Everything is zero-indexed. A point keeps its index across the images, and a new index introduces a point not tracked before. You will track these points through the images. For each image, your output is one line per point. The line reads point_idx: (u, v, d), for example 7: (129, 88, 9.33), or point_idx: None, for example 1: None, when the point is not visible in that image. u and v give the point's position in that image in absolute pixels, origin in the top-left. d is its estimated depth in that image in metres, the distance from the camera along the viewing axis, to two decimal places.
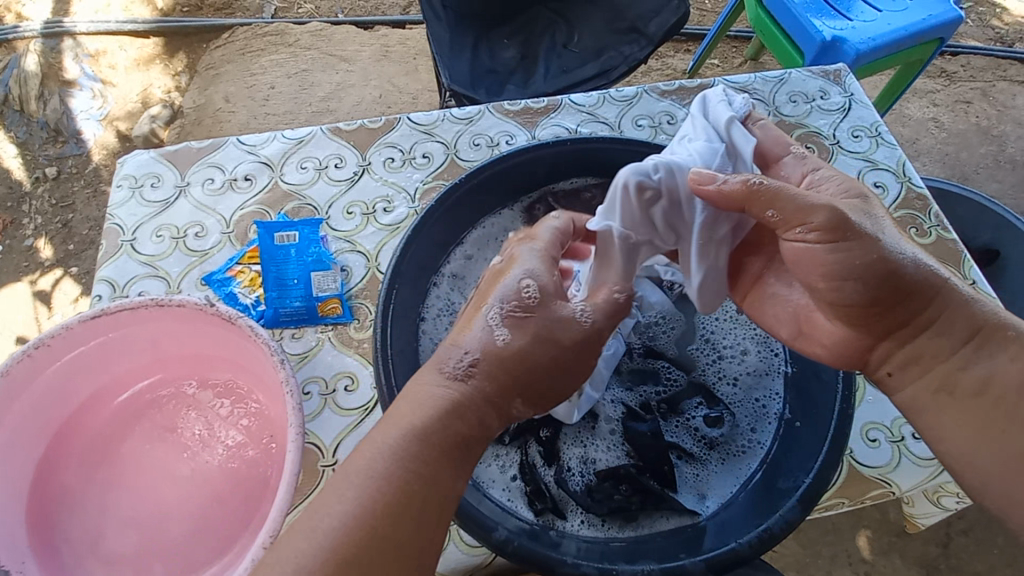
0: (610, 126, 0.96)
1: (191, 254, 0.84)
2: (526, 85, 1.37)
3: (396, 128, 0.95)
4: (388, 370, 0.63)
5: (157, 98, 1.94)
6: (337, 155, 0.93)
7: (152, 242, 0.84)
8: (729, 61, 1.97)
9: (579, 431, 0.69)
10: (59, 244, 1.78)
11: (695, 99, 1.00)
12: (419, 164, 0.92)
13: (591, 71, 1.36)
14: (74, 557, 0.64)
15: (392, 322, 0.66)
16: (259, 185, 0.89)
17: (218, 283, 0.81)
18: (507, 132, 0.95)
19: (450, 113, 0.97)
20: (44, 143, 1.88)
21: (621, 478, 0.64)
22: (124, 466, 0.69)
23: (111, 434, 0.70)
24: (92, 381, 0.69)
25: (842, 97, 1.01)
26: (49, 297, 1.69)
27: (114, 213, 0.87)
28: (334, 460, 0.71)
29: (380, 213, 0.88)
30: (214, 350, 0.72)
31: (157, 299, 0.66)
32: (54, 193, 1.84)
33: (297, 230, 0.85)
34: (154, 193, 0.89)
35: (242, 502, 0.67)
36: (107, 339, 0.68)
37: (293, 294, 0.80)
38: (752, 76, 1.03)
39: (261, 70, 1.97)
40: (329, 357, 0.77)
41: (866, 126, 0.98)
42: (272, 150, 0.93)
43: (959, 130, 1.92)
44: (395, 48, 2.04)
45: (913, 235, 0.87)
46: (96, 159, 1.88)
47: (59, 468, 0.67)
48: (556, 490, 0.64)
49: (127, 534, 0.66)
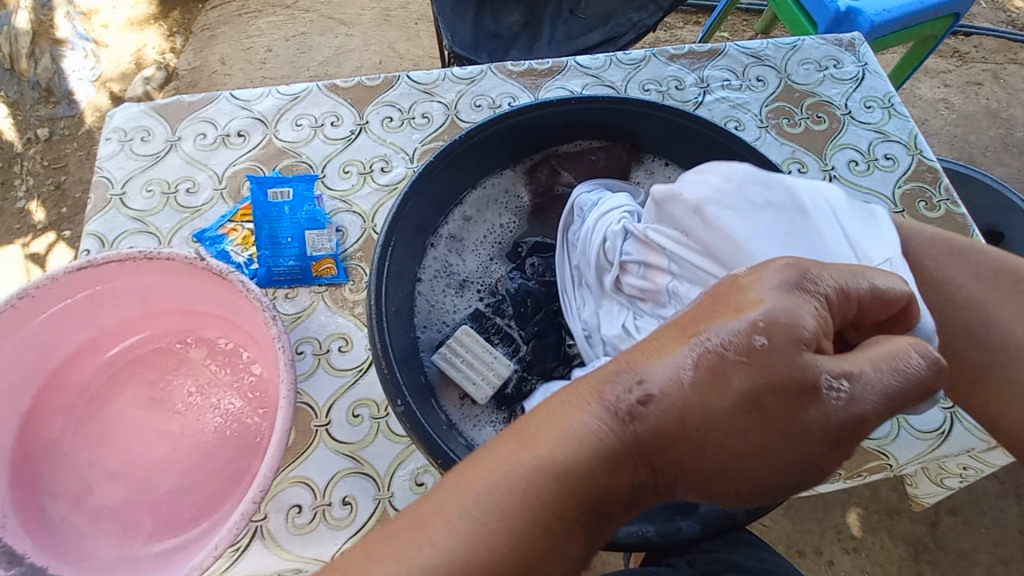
0: (616, 90, 0.94)
1: (182, 209, 0.82)
2: (530, 51, 1.34)
3: (394, 87, 0.92)
4: (381, 329, 0.61)
5: (151, 59, 1.89)
6: (333, 112, 0.90)
7: (142, 196, 0.82)
8: (739, 34, 1.93)
9: None
10: (53, 207, 1.75)
11: (705, 65, 0.97)
12: (418, 124, 0.89)
13: (598, 38, 1.33)
14: (61, 511, 0.63)
15: (388, 275, 0.64)
16: (253, 142, 0.87)
17: (210, 240, 0.79)
18: (509, 94, 0.93)
19: (451, 72, 0.94)
20: (35, 103, 1.82)
21: None
22: (110, 422, 0.69)
23: (100, 388, 0.70)
24: (81, 332, 0.69)
25: (855, 66, 0.98)
26: (43, 259, 1.67)
27: (103, 166, 0.84)
28: (327, 420, 0.70)
29: (378, 172, 0.86)
30: (207, 308, 0.71)
31: (145, 251, 0.65)
32: (47, 154, 1.80)
33: (291, 186, 0.82)
34: (144, 147, 0.86)
35: (225, 471, 0.66)
36: (94, 293, 0.67)
37: (286, 253, 0.77)
38: (764, 42, 1.00)
39: (259, 32, 1.93)
40: (323, 318, 0.76)
41: (879, 96, 0.95)
42: (266, 106, 0.90)
43: (968, 112, 1.88)
44: (396, 12, 2.00)
45: (921, 208, 0.85)
46: (89, 121, 1.83)
47: (46, 417, 0.67)
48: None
49: (114, 492, 0.65)
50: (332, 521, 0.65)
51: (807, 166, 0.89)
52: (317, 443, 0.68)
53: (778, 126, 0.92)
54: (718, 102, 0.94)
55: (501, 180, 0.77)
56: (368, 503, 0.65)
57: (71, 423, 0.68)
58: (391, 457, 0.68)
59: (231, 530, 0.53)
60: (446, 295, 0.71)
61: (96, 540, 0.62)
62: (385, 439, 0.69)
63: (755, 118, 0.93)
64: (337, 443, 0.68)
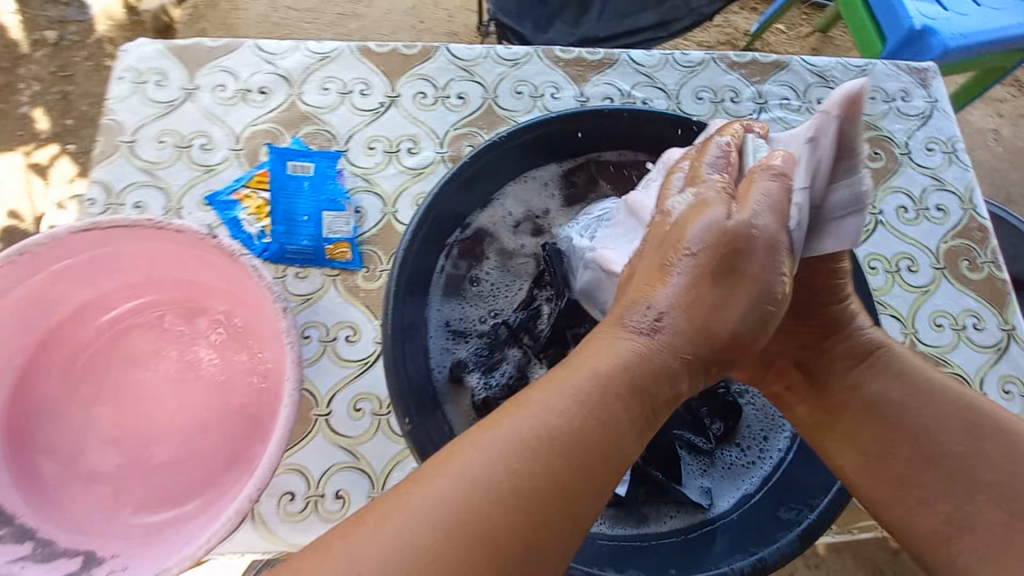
0: (667, 94, 0.87)
1: (195, 167, 0.77)
2: (576, 25, 1.28)
3: (432, 59, 0.86)
4: (396, 352, 0.59)
5: None
6: (363, 79, 0.84)
7: (154, 147, 0.77)
8: (796, 31, 1.81)
9: None
10: (58, 118, 1.80)
11: (765, 78, 0.90)
12: (452, 104, 0.84)
13: (649, 21, 1.28)
14: (52, 471, 0.62)
15: (403, 294, 0.62)
16: (275, 102, 0.81)
17: (222, 205, 0.75)
18: (553, 83, 0.86)
19: (494, 50, 0.87)
20: (44, 3, 1.87)
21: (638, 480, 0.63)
22: (107, 386, 0.67)
23: (100, 348, 0.68)
24: (84, 290, 0.66)
25: (925, 101, 0.91)
26: (45, 171, 1.74)
27: (114, 107, 0.79)
28: (328, 411, 0.69)
29: (405, 154, 0.80)
30: (217, 283, 0.68)
31: (155, 220, 0.61)
32: (54, 61, 1.84)
33: (313, 161, 0.77)
34: (159, 92, 0.80)
35: (220, 454, 0.65)
36: (98, 254, 0.63)
37: (302, 232, 0.74)
38: (832, 61, 0.92)
39: None
40: (334, 304, 0.73)
41: (943, 139, 0.89)
42: (292, 63, 0.83)
43: (1017, 148, 1.80)
44: None
45: (964, 267, 0.82)
46: (101, 29, 1.88)
47: (40, 371, 0.65)
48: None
49: (108, 454, 0.65)
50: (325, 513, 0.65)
51: None
52: (316, 432, 0.68)
53: None
54: (773, 121, 0.88)
55: (543, 173, 0.73)
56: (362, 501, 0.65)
57: (67, 383, 0.66)
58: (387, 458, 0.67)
59: (224, 527, 0.52)
60: (472, 304, 0.70)
61: (85, 501, 0.62)
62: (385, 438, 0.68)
63: None
64: (336, 436, 0.68)
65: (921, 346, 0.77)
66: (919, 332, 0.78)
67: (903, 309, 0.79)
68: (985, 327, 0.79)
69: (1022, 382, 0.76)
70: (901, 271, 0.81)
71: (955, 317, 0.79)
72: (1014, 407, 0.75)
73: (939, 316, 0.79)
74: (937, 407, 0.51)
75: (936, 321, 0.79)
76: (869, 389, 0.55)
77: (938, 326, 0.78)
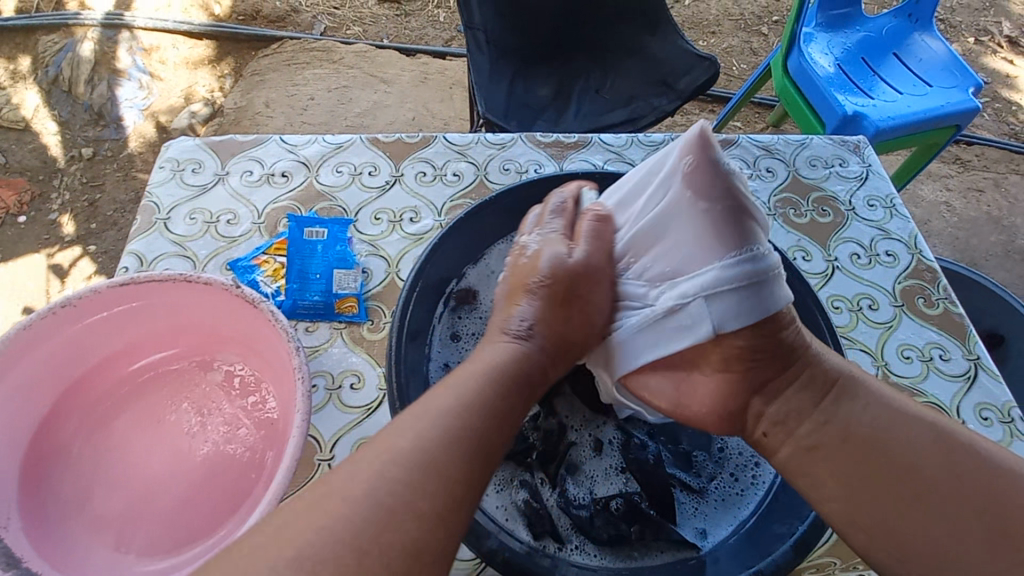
0: (635, 167, 1.00)
1: (220, 238, 0.87)
2: (555, 122, 1.48)
3: (430, 145, 1.00)
4: (400, 393, 0.64)
5: (200, 96, 2.16)
6: (371, 163, 0.97)
7: (185, 223, 0.88)
8: (751, 125, 2.05)
9: (587, 465, 0.69)
10: (83, 222, 1.94)
11: (719, 152, 1.04)
12: (448, 180, 0.96)
13: (619, 117, 1.48)
14: (60, 520, 0.64)
15: (404, 346, 0.68)
16: (294, 183, 0.93)
17: (243, 269, 0.83)
18: (536, 161, 0.99)
19: (484, 137, 1.01)
20: (85, 125, 2.10)
21: (631, 513, 0.64)
22: (119, 435, 0.71)
23: (119, 398, 0.73)
24: (110, 343, 0.72)
25: (860, 166, 1.05)
26: (65, 270, 1.85)
27: (153, 191, 0.90)
28: (331, 454, 0.71)
29: (407, 222, 0.91)
30: (232, 332, 0.74)
31: (186, 274, 0.69)
32: (87, 172, 2.04)
33: (327, 227, 0.87)
34: (193, 177, 0.92)
35: (222, 497, 0.67)
36: (131, 307, 0.71)
37: (314, 288, 0.82)
38: (775, 137, 1.07)
39: (304, 81, 2.16)
40: (339, 354, 0.78)
41: (882, 197, 1.01)
42: (311, 152, 0.97)
43: (969, 216, 1.96)
44: (433, 76, 2.23)
45: (921, 304, 0.89)
46: (132, 145, 2.09)
47: (60, 421, 0.69)
48: (561, 517, 0.64)
49: (114, 502, 0.67)
50: None
51: (811, 255, 0.93)
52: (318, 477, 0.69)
53: (785, 214, 0.97)
54: None
55: None
56: None
57: (84, 432, 0.70)
58: None
59: None
60: (465, 347, 0.73)
61: (90, 550, 0.63)
62: None
63: (764, 205, 0.98)
64: None
65: (893, 377, 0.82)
66: (890, 365, 0.83)
67: (871, 343, 0.85)
68: (951, 358, 0.84)
69: (996, 407, 0.80)
70: (864, 310, 0.88)
71: (921, 349, 0.84)
72: (994, 433, 0.78)
73: (906, 349, 0.85)
74: (915, 428, 0.55)
75: (904, 355, 0.84)
76: (842, 419, 0.57)
77: (906, 358, 0.84)
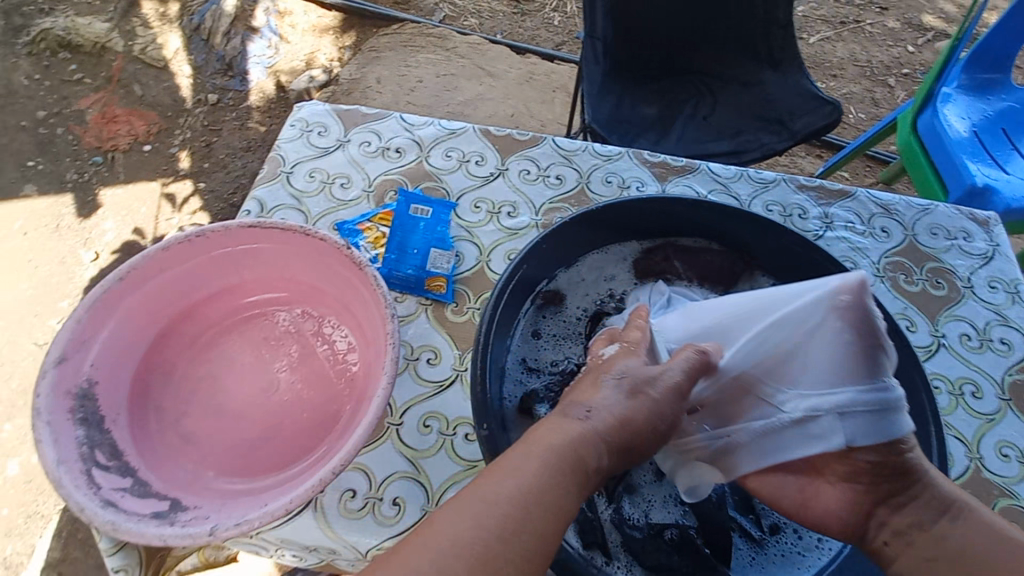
0: (740, 201, 0.98)
1: (333, 200, 0.92)
2: (657, 142, 1.46)
3: (538, 145, 1.02)
4: (483, 378, 0.66)
5: (320, 63, 2.30)
6: (480, 153, 1.00)
7: (304, 179, 0.94)
8: (858, 178, 1.94)
9: (646, 488, 0.68)
10: (198, 161, 2.11)
11: (832, 202, 0.99)
12: (551, 183, 0.97)
13: (724, 148, 1.45)
14: (160, 425, 0.71)
15: (492, 333, 0.70)
16: (407, 159, 0.98)
17: (349, 232, 0.89)
18: (639, 178, 0.99)
19: (592, 146, 1.02)
20: (215, 73, 2.28)
21: (683, 547, 0.63)
22: (220, 360, 0.77)
23: (226, 327, 0.80)
24: (228, 277, 0.79)
25: (986, 244, 0.97)
26: (175, 201, 2.01)
27: (281, 145, 0.98)
28: (400, 421, 0.75)
29: (504, 216, 0.93)
30: (332, 288, 0.79)
31: (305, 228, 0.75)
32: (209, 116, 2.21)
33: (431, 207, 0.91)
34: (318, 139, 0.99)
35: (299, 436, 0.72)
36: (252, 247, 0.77)
37: (410, 262, 0.86)
38: (896, 197, 1.01)
39: (416, 64, 2.25)
40: (422, 329, 0.82)
41: (1005, 280, 0.93)
42: (426, 133, 1.02)
43: None
44: (538, 77, 2.26)
45: None
46: (252, 98, 2.25)
47: (174, 336, 0.76)
48: (612, 532, 0.64)
49: (207, 420, 0.73)
50: (380, 516, 0.68)
51: (915, 326, 0.87)
52: (386, 439, 0.73)
53: (894, 278, 0.92)
54: (838, 239, 0.95)
55: (624, 249, 0.84)
56: (416, 510, 0.68)
57: (192, 351, 0.77)
58: (446, 476, 0.71)
59: (305, 492, 0.57)
60: (544, 347, 0.77)
61: (181, 457, 0.69)
62: (447, 458, 0.72)
63: (872, 265, 0.93)
64: (404, 446, 0.73)
65: (986, 473, 0.76)
66: (984, 459, 0.77)
67: (966, 432, 0.79)
68: None
69: None
70: (965, 396, 0.82)
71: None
72: None
73: (1006, 447, 0.78)
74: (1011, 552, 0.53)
75: (1002, 452, 0.78)
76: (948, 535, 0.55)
77: (1005, 456, 0.77)
